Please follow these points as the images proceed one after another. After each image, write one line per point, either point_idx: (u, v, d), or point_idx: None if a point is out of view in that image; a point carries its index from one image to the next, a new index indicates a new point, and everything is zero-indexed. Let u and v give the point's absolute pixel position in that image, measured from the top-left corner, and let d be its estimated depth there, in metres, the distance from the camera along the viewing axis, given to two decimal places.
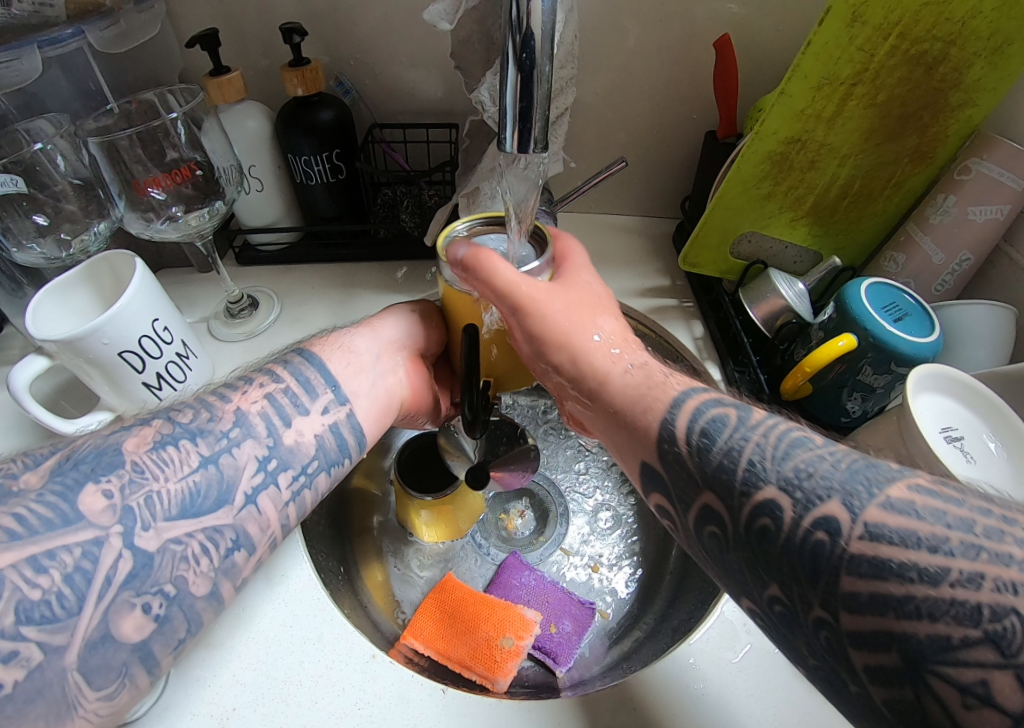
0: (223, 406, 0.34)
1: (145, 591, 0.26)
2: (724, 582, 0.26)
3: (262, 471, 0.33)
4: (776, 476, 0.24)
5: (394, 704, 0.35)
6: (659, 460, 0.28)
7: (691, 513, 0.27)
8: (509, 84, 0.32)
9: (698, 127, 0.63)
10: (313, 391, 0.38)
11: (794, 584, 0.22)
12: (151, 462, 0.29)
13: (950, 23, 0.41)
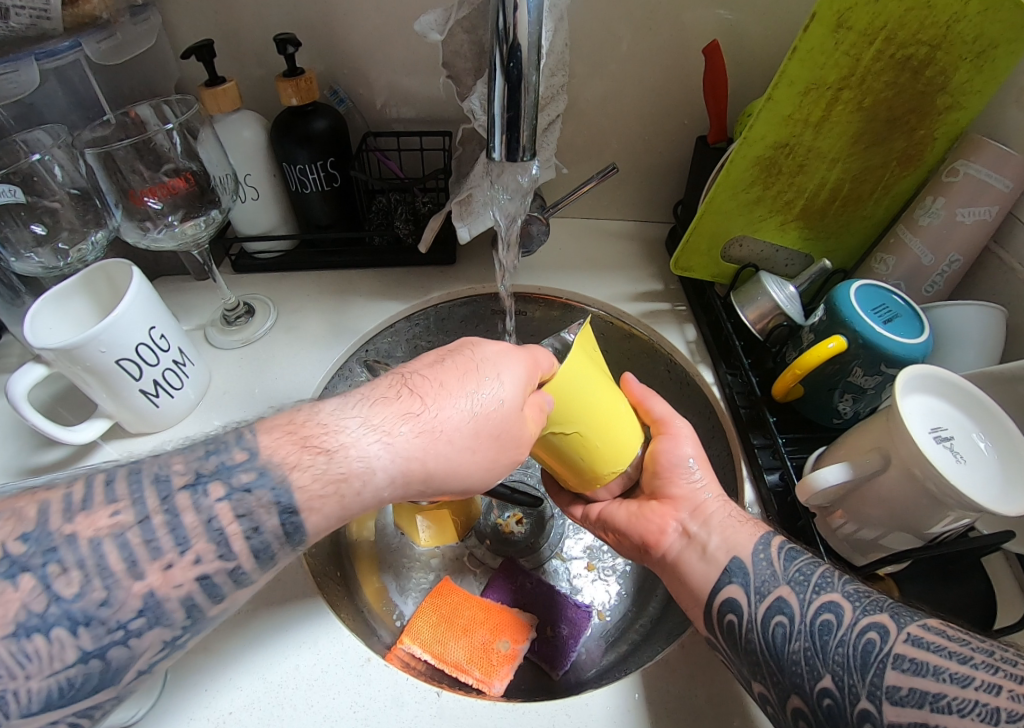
0: (131, 584, 0.25)
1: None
2: (769, 678, 0.31)
3: (166, 648, 0.27)
4: (841, 588, 0.33)
5: (390, 706, 0.35)
6: (749, 561, 0.35)
7: (762, 603, 0.33)
8: (497, 92, 0.32)
9: (689, 132, 0.63)
10: (264, 557, 0.28)
11: (847, 675, 0.29)
12: (8, 658, 0.23)
13: (934, 28, 0.42)
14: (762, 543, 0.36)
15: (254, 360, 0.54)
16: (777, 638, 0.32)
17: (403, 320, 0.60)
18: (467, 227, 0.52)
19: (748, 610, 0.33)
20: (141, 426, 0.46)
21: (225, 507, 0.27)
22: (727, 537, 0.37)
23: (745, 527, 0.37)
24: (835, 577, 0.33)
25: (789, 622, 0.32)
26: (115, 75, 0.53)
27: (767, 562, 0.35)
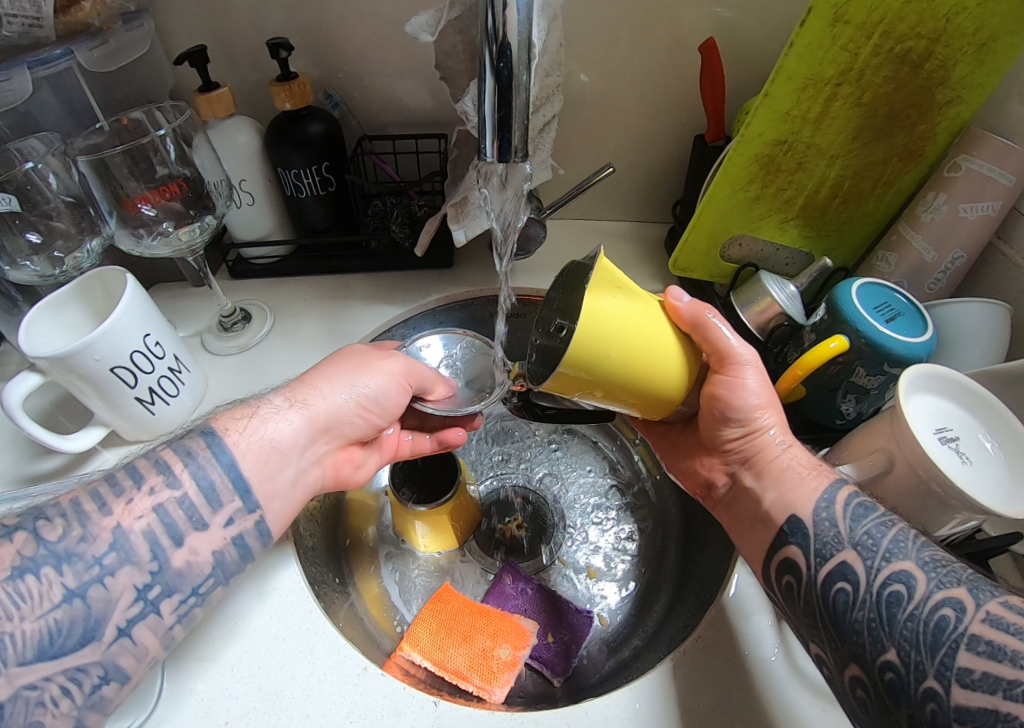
0: (100, 520, 0.29)
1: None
2: (835, 648, 0.29)
3: (140, 600, 0.29)
4: (915, 556, 0.29)
5: (386, 715, 0.35)
6: (808, 521, 0.33)
7: (824, 569, 0.31)
8: (487, 92, 0.32)
9: (687, 131, 0.63)
10: (217, 498, 0.32)
11: (912, 652, 0.26)
12: (5, 598, 0.25)
13: (934, 21, 0.41)
14: (825, 500, 0.33)
15: (250, 366, 0.54)
16: (835, 604, 0.30)
17: (400, 325, 0.60)
18: (463, 229, 0.52)
19: (805, 567, 0.32)
20: (139, 434, 0.46)
21: (167, 450, 0.32)
22: (786, 493, 0.35)
23: (808, 482, 0.35)
24: (908, 543, 0.30)
25: (852, 589, 0.29)
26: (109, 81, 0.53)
27: (830, 523, 0.32)
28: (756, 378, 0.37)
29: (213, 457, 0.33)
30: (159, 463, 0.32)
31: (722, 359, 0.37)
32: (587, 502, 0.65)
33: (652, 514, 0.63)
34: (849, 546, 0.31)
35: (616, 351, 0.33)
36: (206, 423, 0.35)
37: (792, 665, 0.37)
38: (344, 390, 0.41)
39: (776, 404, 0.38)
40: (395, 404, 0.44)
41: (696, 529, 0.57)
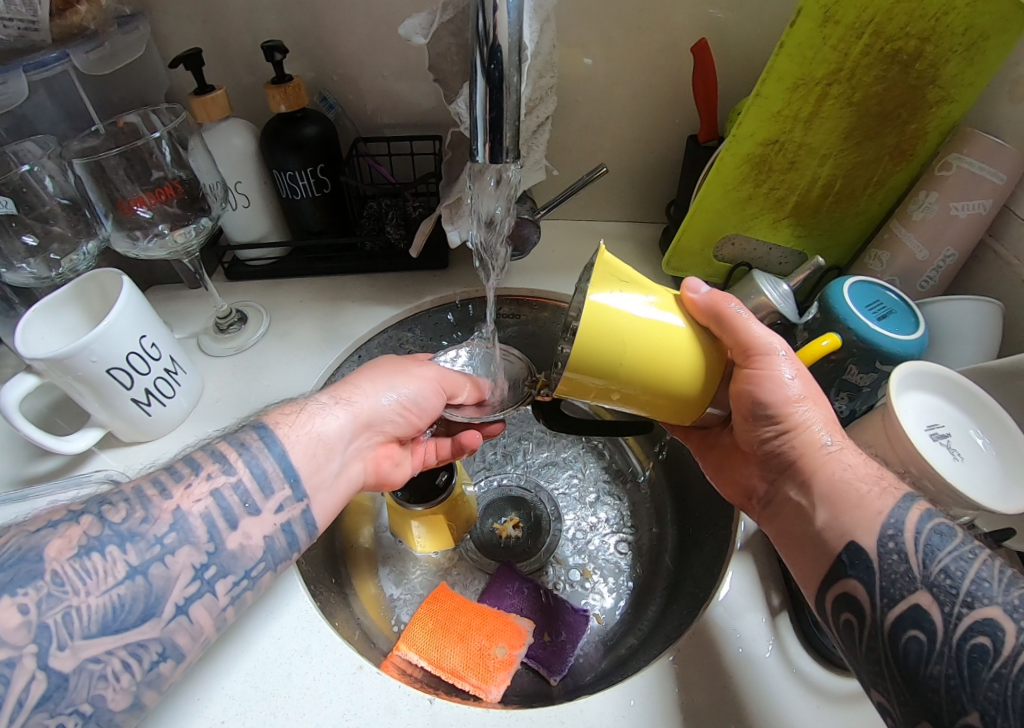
0: (162, 503, 0.31)
1: (59, 711, 0.25)
2: (899, 696, 0.27)
3: (197, 580, 0.30)
4: (1002, 600, 0.26)
5: (381, 714, 0.35)
6: (875, 550, 0.30)
7: (892, 613, 0.28)
8: (479, 94, 0.32)
9: (680, 131, 0.63)
10: (269, 486, 0.34)
11: (1001, 716, 0.23)
12: (73, 573, 0.27)
13: (923, 21, 0.42)
14: (891, 527, 0.30)
15: (246, 367, 0.54)
16: (903, 652, 0.27)
17: (396, 326, 0.61)
18: (457, 230, 0.52)
19: (867, 602, 0.29)
20: (136, 434, 0.46)
21: (223, 441, 0.35)
22: (837, 510, 0.32)
23: (868, 506, 0.31)
24: (994, 584, 0.26)
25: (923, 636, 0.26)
26: (105, 84, 0.53)
27: (898, 558, 0.29)
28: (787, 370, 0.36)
29: (265, 447, 0.35)
30: (214, 454, 0.34)
31: (746, 351, 0.36)
32: (583, 501, 0.65)
33: (648, 513, 0.63)
34: (919, 587, 0.28)
35: (631, 353, 0.33)
36: (257, 418, 0.38)
37: (786, 661, 0.38)
38: (387, 391, 0.45)
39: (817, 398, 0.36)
40: (432, 403, 0.49)
41: (692, 527, 0.57)
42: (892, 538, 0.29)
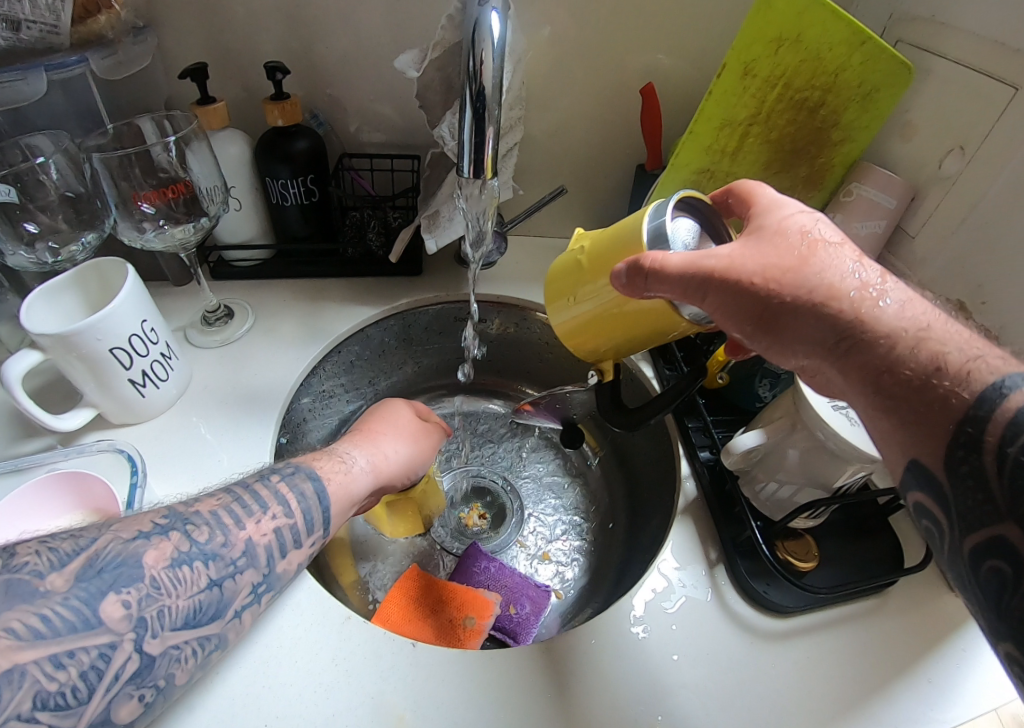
0: (237, 532, 0.37)
1: (143, 684, 0.31)
2: (989, 630, 0.22)
3: (254, 593, 0.37)
4: None
5: (369, 657, 0.41)
6: (942, 468, 0.25)
7: (971, 540, 0.23)
8: (467, 121, 0.40)
9: (631, 160, 0.72)
10: (313, 529, 0.41)
11: None
12: (166, 579, 0.33)
13: (824, 77, 0.52)
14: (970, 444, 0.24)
15: (232, 359, 0.57)
16: (990, 590, 0.22)
17: (372, 326, 0.65)
18: (435, 239, 0.57)
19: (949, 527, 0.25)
20: (125, 416, 0.49)
21: (284, 485, 0.41)
22: (882, 419, 0.28)
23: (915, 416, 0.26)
24: None
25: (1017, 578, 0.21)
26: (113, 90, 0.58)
27: (981, 482, 0.23)
28: (747, 280, 0.32)
29: (314, 493, 0.42)
30: (275, 496, 0.40)
31: (692, 299, 0.34)
32: (543, 491, 0.70)
33: (602, 499, 0.69)
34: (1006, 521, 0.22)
35: (580, 288, 0.45)
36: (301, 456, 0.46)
37: (722, 604, 0.46)
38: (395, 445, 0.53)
39: (795, 287, 0.31)
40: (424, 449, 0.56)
41: (640, 507, 0.63)
42: (955, 455, 0.24)
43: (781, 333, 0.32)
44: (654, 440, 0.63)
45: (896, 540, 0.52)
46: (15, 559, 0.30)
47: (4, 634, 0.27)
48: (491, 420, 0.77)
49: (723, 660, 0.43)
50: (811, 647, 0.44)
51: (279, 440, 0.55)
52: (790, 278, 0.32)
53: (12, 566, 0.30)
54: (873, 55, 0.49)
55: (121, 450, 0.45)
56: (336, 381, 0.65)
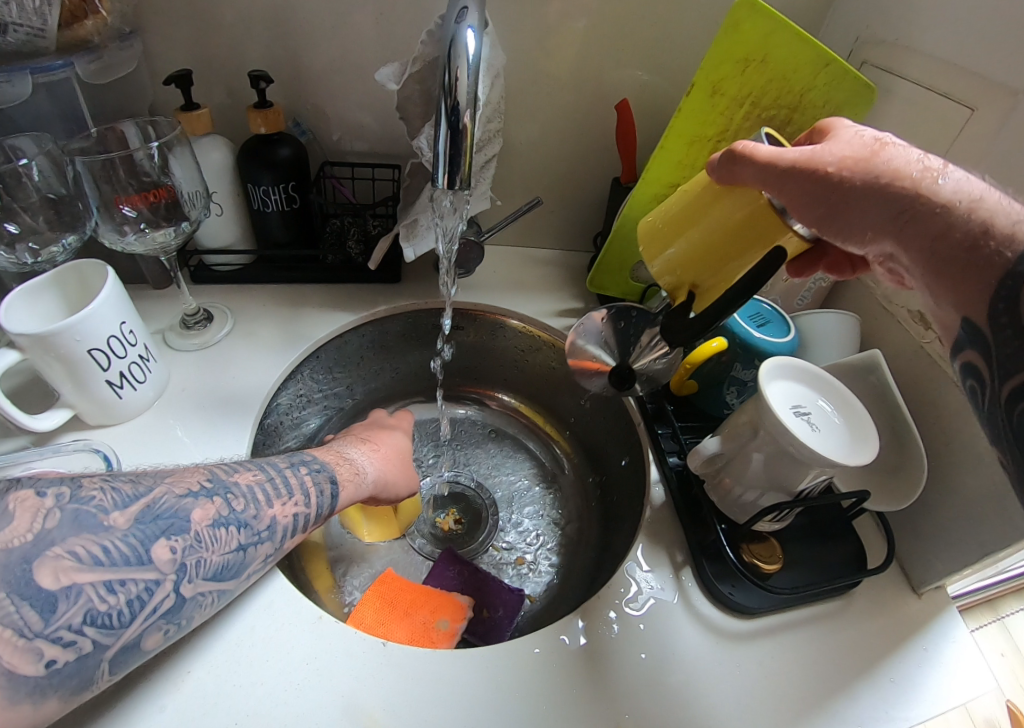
0: (266, 509, 0.37)
1: (171, 621, 0.32)
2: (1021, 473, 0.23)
3: (270, 560, 0.38)
4: None
5: (340, 657, 0.41)
6: (985, 318, 0.25)
7: (1010, 385, 0.24)
8: (442, 133, 0.41)
9: (607, 173, 0.74)
10: (320, 521, 0.42)
11: None
12: (207, 536, 0.34)
13: (790, 96, 0.53)
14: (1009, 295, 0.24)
15: (211, 362, 0.58)
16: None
17: (351, 332, 0.66)
18: (413, 247, 0.59)
19: (993, 380, 0.25)
20: (102, 417, 0.49)
21: (310, 478, 0.41)
22: (935, 277, 0.29)
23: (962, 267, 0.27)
24: None
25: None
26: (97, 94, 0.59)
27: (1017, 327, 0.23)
28: (820, 170, 0.35)
29: (326, 481, 0.43)
30: (302, 487, 0.40)
31: (773, 191, 0.37)
32: (519, 497, 0.71)
33: (575, 504, 0.71)
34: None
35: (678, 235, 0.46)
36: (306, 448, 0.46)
37: (689, 603, 0.48)
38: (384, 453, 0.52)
39: (866, 172, 0.33)
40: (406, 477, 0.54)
41: (611, 512, 0.64)
42: (996, 308, 0.24)
43: (849, 218, 0.34)
44: (627, 447, 0.64)
45: (860, 544, 0.53)
46: (80, 490, 0.31)
47: (68, 556, 0.28)
48: (469, 426, 0.78)
49: (688, 657, 0.44)
50: (773, 646, 0.46)
51: (255, 444, 0.56)
52: (861, 165, 0.34)
53: (78, 496, 0.30)
54: (835, 76, 0.51)
55: (96, 450, 0.46)
56: (314, 385, 0.66)
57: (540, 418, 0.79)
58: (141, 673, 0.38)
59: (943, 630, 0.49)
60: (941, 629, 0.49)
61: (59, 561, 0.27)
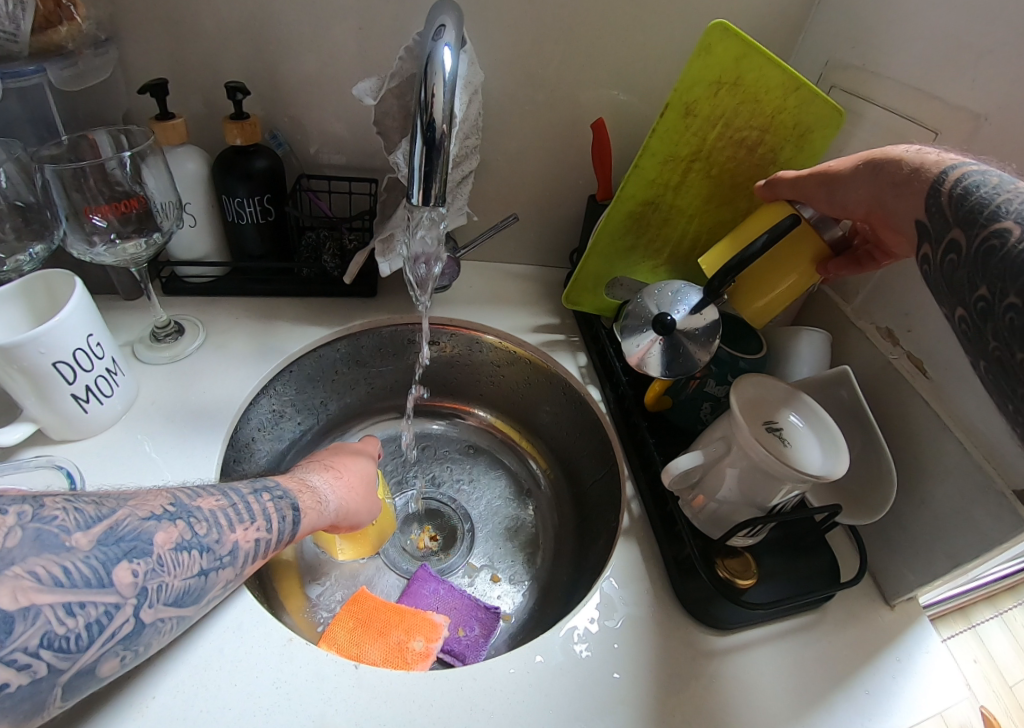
0: (228, 533, 0.36)
1: (127, 646, 0.31)
2: (944, 302, 0.30)
3: (232, 583, 0.37)
4: (1015, 213, 0.26)
5: (310, 680, 0.40)
6: (926, 214, 0.34)
7: (941, 250, 0.31)
8: (418, 149, 0.41)
9: (584, 191, 0.75)
10: (280, 545, 0.41)
11: (1001, 285, 0.25)
12: (170, 560, 0.32)
13: (762, 117, 0.55)
14: (939, 194, 0.33)
15: (182, 375, 0.57)
16: (950, 269, 0.30)
17: (326, 345, 0.66)
18: (389, 264, 0.59)
19: (927, 255, 0.32)
20: (66, 432, 0.48)
21: (271, 504, 0.40)
22: (901, 206, 0.37)
23: (916, 189, 0.36)
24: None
25: (964, 244, 0.29)
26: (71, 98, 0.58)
27: (942, 213, 0.32)
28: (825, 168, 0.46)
29: (287, 503, 0.42)
30: (264, 512, 0.39)
31: (801, 195, 0.48)
32: (495, 514, 0.71)
33: (551, 519, 0.71)
34: (957, 224, 0.30)
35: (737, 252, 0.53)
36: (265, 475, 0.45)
37: (664, 623, 0.47)
38: (344, 478, 0.51)
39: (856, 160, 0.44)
40: (368, 501, 0.53)
41: (588, 527, 0.64)
42: (931, 205, 0.33)
43: (844, 191, 0.44)
44: (603, 462, 0.64)
45: (832, 557, 0.54)
46: (42, 509, 0.29)
47: (28, 576, 0.26)
48: (443, 443, 0.78)
49: (664, 674, 0.44)
50: (749, 661, 0.46)
51: (224, 461, 0.54)
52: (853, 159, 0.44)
53: (39, 515, 0.28)
54: (805, 100, 0.53)
55: (58, 466, 0.45)
56: (286, 401, 0.65)
57: (516, 434, 0.78)
58: (95, 703, 0.36)
59: (916, 641, 0.50)
60: (915, 641, 0.50)
61: (19, 581, 0.26)
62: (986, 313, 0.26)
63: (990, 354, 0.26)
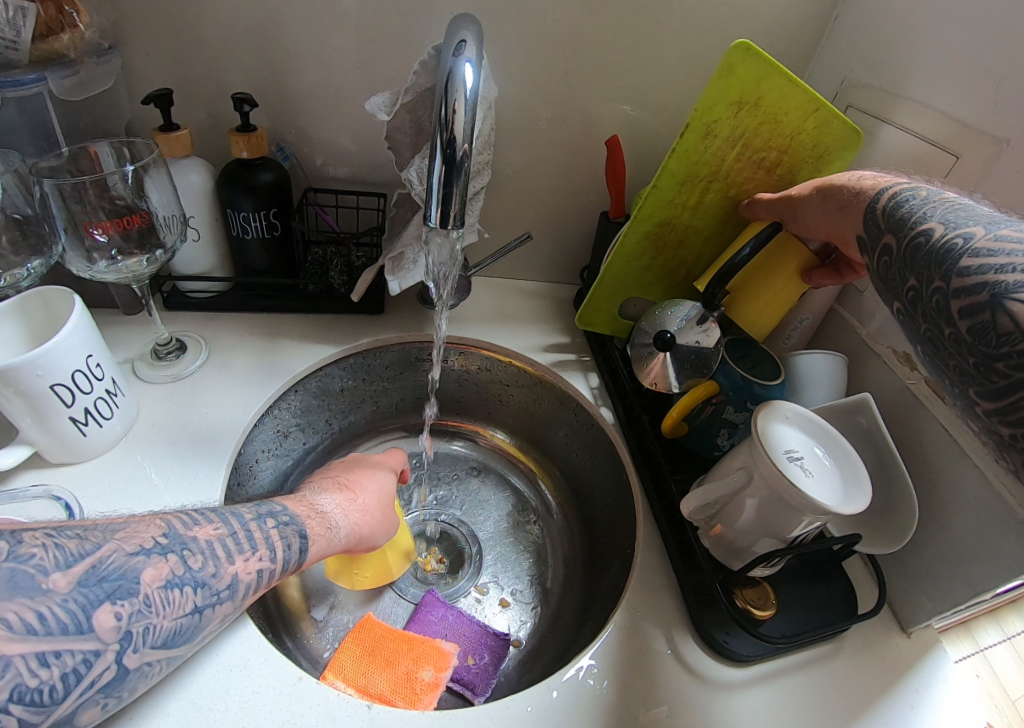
0: (227, 565, 0.34)
1: (107, 694, 0.29)
2: (881, 294, 0.33)
3: (231, 618, 0.36)
4: (939, 215, 0.30)
5: (320, 721, 0.39)
6: (864, 229, 0.37)
7: (877, 255, 0.34)
8: (437, 167, 0.40)
9: (594, 207, 0.74)
10: (285, 573, 0.39)
11: (928, 273, 0.28)
12: (158, 599, 0.31)
13: (782, 137, 0.53)
14: (875, 211, 0.36)
15: (183, 395, 0.55)
16: (883, 270, 0.33)
17: (333, 363, 0.64)
18: (398, 281, 0.57)
19: (866, 262, 0.35)
20: (64, 455, 0.46)
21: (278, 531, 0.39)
22: (849, 224, 0.41)
23: (857, 207, 0.39)
24: (951, 209, 0.30)
25: (896, 247, 0.32)
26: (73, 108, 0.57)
27: (875, 224, 0.35)
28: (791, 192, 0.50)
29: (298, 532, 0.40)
30: (268, 542, 0.38)
31: (773, 216, 0.52)
32: (502, 535, 0.69)
33: (560, 541, 0.69)
34: (889, 232, 0.33)
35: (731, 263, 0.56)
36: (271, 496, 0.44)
37: (683, 657, 0.46)
38: (360, 498, 0.49)
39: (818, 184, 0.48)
40: (385, 517, 0.51)
41: (599, 551, 0.63)
42: (868, 220, 0.37)
43: (806, 214, 0.47)
44: (615, 485, 0.63)
45: (851, 586, 0.53)
46: (20, 546, 0.27)
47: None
48: (449, 461, 0.76)
49: (684, 712, 0.42)
50: (770, 696, 0.44)
51: (229, 485, 0.53)
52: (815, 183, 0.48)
53: (15, 553, 0.27)
54: (826, 121, 0.52)
55: (55, 498, 0.43)
56: (291, 420, 0.63)
57: (522, 454, 0.77)
58: None
59: (940, 676, 0.48)
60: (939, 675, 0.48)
61: None
62: (916, 300, 0.29)
63: (919, 332, 0.29)
